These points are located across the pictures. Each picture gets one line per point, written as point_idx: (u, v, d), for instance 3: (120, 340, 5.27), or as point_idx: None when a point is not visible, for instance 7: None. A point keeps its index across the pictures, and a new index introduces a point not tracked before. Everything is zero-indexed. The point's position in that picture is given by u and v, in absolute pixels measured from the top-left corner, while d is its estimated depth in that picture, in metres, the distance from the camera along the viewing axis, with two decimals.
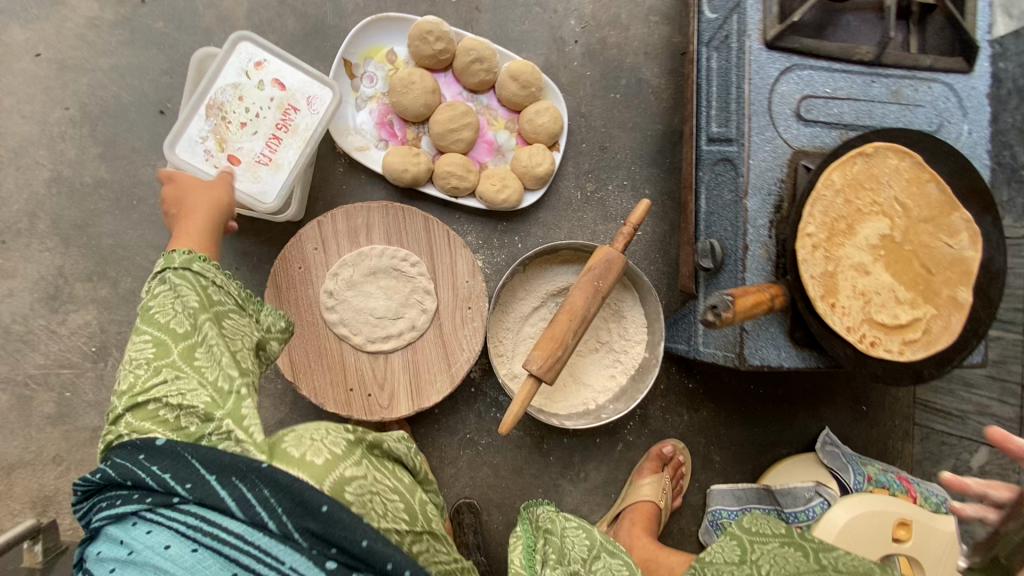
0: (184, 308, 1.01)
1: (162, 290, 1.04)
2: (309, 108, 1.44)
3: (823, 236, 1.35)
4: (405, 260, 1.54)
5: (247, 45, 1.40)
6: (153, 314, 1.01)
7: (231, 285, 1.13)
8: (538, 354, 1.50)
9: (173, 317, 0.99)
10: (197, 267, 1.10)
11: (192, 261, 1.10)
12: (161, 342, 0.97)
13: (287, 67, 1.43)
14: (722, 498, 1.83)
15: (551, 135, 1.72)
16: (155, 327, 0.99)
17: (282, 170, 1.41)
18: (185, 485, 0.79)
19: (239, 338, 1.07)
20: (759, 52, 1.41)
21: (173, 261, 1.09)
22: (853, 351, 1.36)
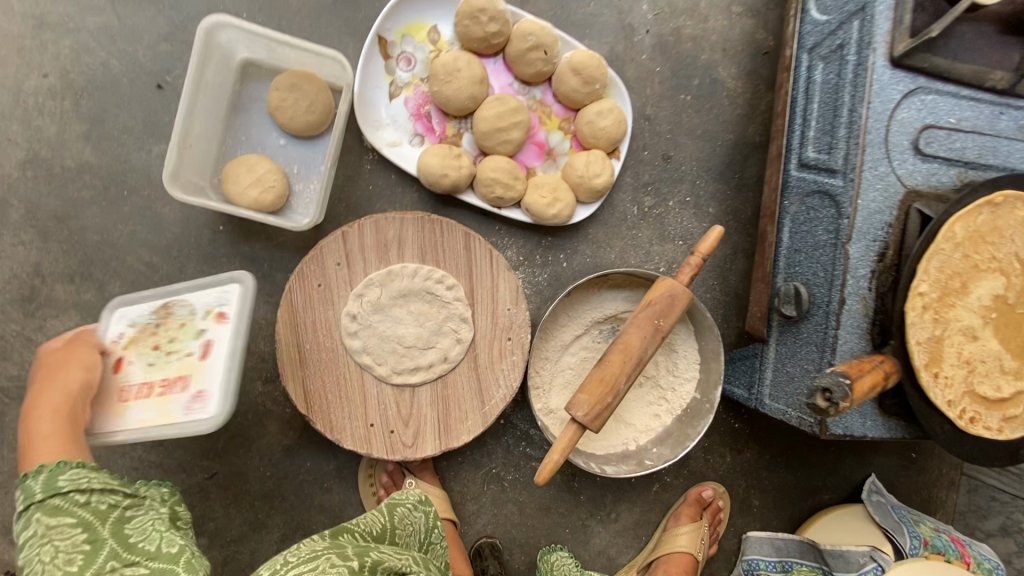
0: (60, 553, 0.87)
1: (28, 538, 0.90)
2: (193, 406, 1.14)
3: (935, 296, 1.17)
4: (441, 282, 1.34)
5: (230, 295, 1.19)
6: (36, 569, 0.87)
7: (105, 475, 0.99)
8: (584, 399, 1.32)
9: (52, 571, 0.86)
10: (64, 479, 0.95)
11: (54, 478, 0.95)
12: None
13: (225, 346, 1.17)
14: (760, 547, 1.69)
15: (612, 141, 1.49)
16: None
17: (121, 428, 1.13)
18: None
19: (145, 535, 0.93)
20: (883, 71, 1.18)
21: (33, 492, 0.94)
22: (954, 429, 1.21)
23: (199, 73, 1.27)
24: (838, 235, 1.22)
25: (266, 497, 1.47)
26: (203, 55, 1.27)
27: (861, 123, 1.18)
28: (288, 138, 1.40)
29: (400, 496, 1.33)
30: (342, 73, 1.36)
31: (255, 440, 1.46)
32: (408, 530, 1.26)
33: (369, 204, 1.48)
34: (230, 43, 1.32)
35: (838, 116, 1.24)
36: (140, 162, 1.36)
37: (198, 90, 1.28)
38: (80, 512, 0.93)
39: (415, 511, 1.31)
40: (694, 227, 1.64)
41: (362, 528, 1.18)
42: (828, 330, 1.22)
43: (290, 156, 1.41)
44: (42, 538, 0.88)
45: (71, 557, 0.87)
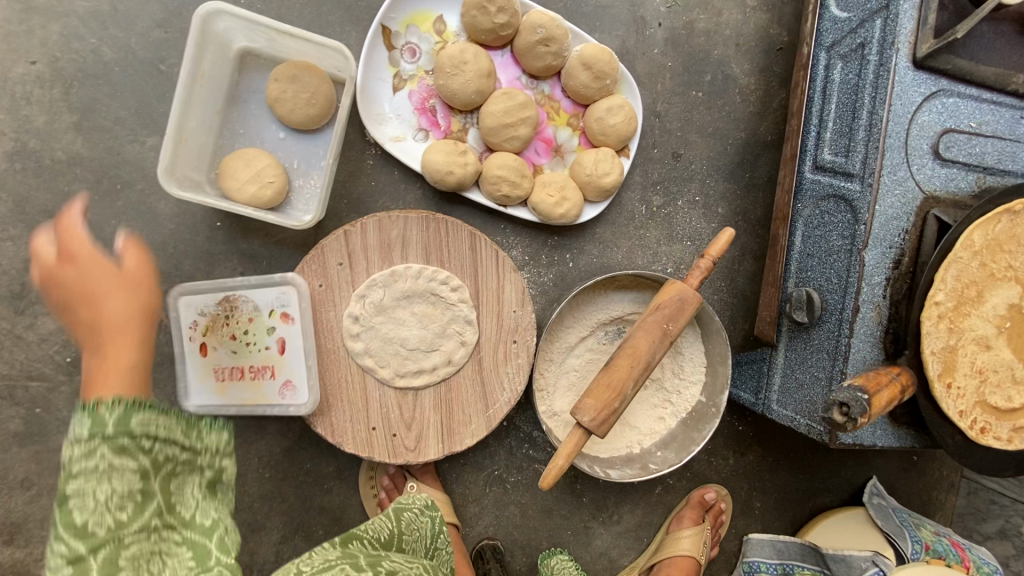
0: (119, 497, 0.73)
1: (84, 472, 0.71)
2: (279, 393, 1.24)
3: (950, 306, 1.14)
4: (445, 283, 1.30)
5: (292, 297, 1.23)
6: (71, 505, 0.71)
7: (185, 422, 0.82)
8: (590, 403, 1.30)
9: (99, 517, 0.72)
10: (138, 423, 0.75)
11: (132, 415, 0.75)
12: (81, 549, 0.71)
13: (299, 344, 1.23)
14: (761, 549, 1.68)
15: (621, 139, 1.45)
16: (73, 525, 0.70)
17: (219, 401, 1.26)
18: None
19: (193, 503, 0.83)
20: (906, 72, 1.14)
21: (105, 423, 0.74)
22: (964, 439, 1.19)
23: (196, 63, 1.22)
24: (853, 241, 1.19)
25: (265, 499, 1.44)
26: (200, 44, 1.22)
27: (881, 126, 1.14)
28: (288, 131, 1.36)
29: (406, 500, 1.32)
30: (344, 65, 1.31)
31: (254, 441, 1.43)
32: (415, 535, 1.25)
33: (371, 200, 1.43)
34: (227, 31, 1.27)
35: (857, 118, 1.21)
36: (134, 155, 1.32)
37: (195, 81, 1.23)
38: (148, 467, 0.77)
39: (421, 515, 1.31)
40: (703, 227, 1.61)
41: (371, 534, 1.18)
42: (840, 338, 1.20)
43: (290, 150, 1.36)
44: (104, 479, 0.72)
45: (130, 503, 0.74)
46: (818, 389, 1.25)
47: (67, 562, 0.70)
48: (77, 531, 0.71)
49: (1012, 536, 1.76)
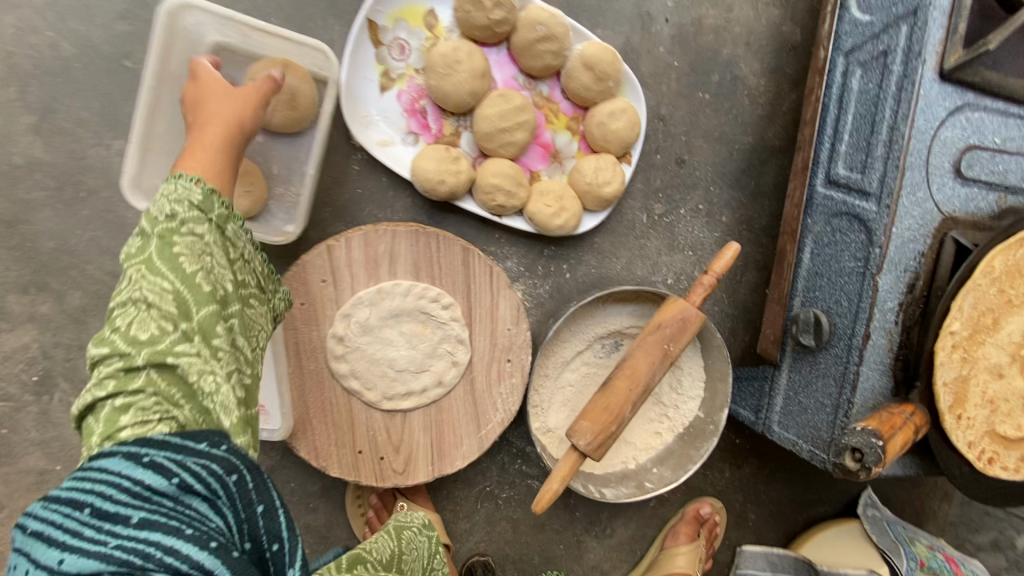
0: (217, 277, 0.90)
1: (194, 234, 0.89)
2: None
3: (965, 334, 1.09)
4: (435, 301, 1.23)
5: None
6: (179, 257, 0.87)
7: (258, 259, 1.03)
8: (586, 426, 1.25)
9: (205, 278, 0.88)
10: (232, 229, 0.95)
11: (229, 219, 0.95)
12: (186, 301, 0.86)
13: (272, 368, 1.18)
14: (754, 562, 1.66)
15: (624, 145, 1.37)
16: (181, 272, 0.86)
17: None
18: (215, 447, 0.75)
19: (255, 330, 0.99)
20: (931, 85, 1.06)
21: (211, 208, 0.92)
22: (971, 470, 1.15)
23: (162, 63, 1.10)
24: (867, 264, 1.13)
25: None
26: (165, 42, 1.10)
27: (903, 143, 1.07)
28: (267, 134, 1.24)
29: (404, 518, 1.25)
30: (327, 65, 1.21)
31: None
32: (415, 555, 1.17)
33: (356, 208, 1.35)
34: (198, 25, 1.15)
35: (876, 132, 1.14)
36: (98, 159, 1.21)
37: (162, 83, 1.12)
38: (238, 269, 0.95)
39: (420, 535, 1.23)
40: (705, 236, 1.54)
41: (373, 556, 1.07)
42: (849, 364, 1.15)
43: (271, 155, 1.26)
44: (209, 248, 0.90)
45: (225, 287, 0.91)
46: (823, 415, 1.21)
47: (176, 308, 0.85)
48: (182, 285, 0.86)
49: (1004, 547, 1.79)
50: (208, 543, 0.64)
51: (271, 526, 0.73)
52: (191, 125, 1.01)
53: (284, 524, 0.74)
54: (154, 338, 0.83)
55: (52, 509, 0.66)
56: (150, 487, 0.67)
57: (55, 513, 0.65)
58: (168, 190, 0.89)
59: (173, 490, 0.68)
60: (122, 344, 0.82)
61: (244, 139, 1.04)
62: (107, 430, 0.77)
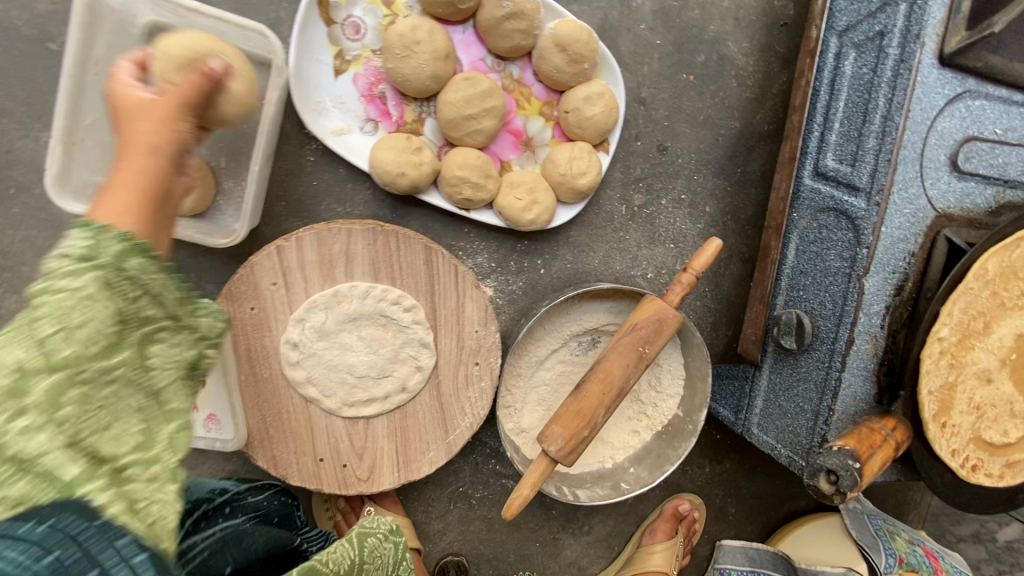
0: (83, 326, 0.63)
1: (69, 287, 0.64)
2: (206, 424, 1.16)
3: (954, 340, 1.03)
4: (396, 303, 1.16)
5: None
6: (38, 310, 0.62)
7: (169, 280, 0.75)
8: (558, 432, 1.20)
9: (63, 338, 0.61)
10: (134, 263, 0.70)
11: (132, 251, 0.70)
12: (28, 363, 0.59)
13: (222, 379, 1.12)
14: (733, 557, 1.65)
15: (600, 132, 1.28)
16: (30, 333, 0.60)
17: None
18: (45, 523, 0.54)
19: (164, 371, 0.71)
20: (930, 70, 0.97)
21: (100, 249, 0.68)
22: (954, 478, 1.11)
23: (85, 48, 1.00)
24: (853, 264, 1.06)
25: None
26: (88, 25, 1.00)
27: (896, 135, 0.99)
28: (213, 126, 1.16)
29: (369, 525, 1.16)
30: (271, 48, 1.09)
31: (193, 467, 1.32)
32: (377, 564, 1.09)
33: (313, 202, 1.27)
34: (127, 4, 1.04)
35: (868, 122, 1.05)
36: (26, 153, 1.12)
37: (86, 70, 1.02)
38: (130, 304, 0.68)
39: (385, 542, 1.14)
40: (688, 228, 1.45)
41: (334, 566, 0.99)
42: (830, 370, 1.09)
43: (217, 147, 1.18)
44: (79, 295, 0.64)
45: (95, 342, 0.63)
46: (803, 421, 1.16)
47: (8, 379, 0.58)
48: (32, 342, 0.60)
49: (985, 539, 1.77)
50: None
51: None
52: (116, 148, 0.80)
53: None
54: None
55: None
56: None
57: None
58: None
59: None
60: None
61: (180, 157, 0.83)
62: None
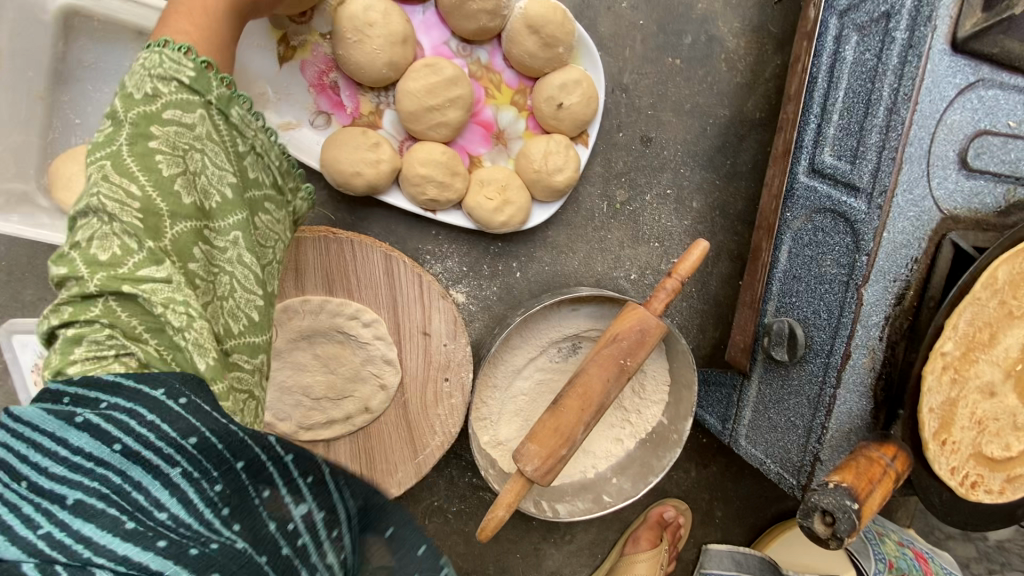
0: (200, 171, 0.72)
1: (181, 121, 0.70)
2: None
3: (957, 354, 0.95)
4: (355, 317, 1.06)
5: None
6: (156, 154, 0.68)
7: (274, 151, 0.84)
8: (533, 451, 1.11)
9: (186, 183, 0.70)
10: (237, 112, 0.76)
11: (233, 101, 0.76)
12: (156, 206, 0.67)
13: None
14: (720, 562, 1.60)
15: (578, 124, 1.16)
16: (154, 174, 0.68)
17: None
18: (176, 399, 0.58)
19: (272, 240, 0.84)
20: (941, 57, 0.87)
21: (206, 87, 0.73)
22: (953, 496, 1.04)
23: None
24: (851, 272, 0.97)
25: None
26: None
27: (902, 130, 0.89)
28: None
29: None
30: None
31: None
32: None
33: None
34: None
35: (871, 114, 0.95)
36: None
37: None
38: (248, 164, 0.79)
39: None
40: (674, 225, 1.35)
41: None
42: (824, 385, 1.01)
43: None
44: (198, 143, 0.72)
45: (209, 195, 0.73)
46: (794, 437, 1.08)
47: (141, 218, 0.66)
48: (160, 186, 0.68)
49: (975, 539, 1.73)
50: (160, 541, 0.48)
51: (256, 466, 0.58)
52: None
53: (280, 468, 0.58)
54: (115, 258, 0.65)
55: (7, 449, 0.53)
56: (101, 453, 0.52)
57: None
58: (149, 60, 0.70)
59: (154, 454, 0.53)
60: (79, 264, 0.65)
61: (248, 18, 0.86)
62: (57, 366, 0.64)
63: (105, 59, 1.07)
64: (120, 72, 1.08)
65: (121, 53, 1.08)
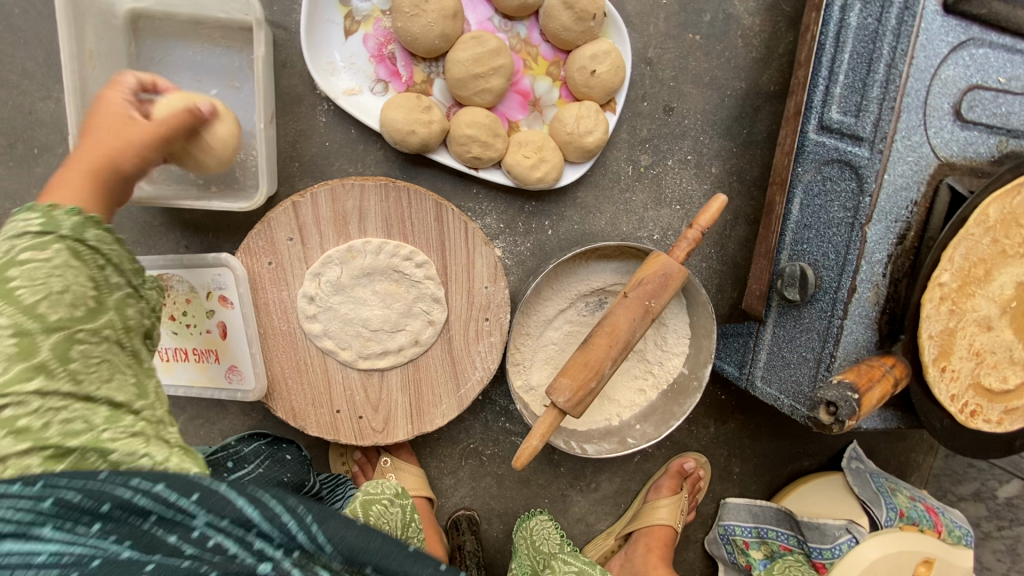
0: (65, 290, 0.76)
1: (36, 258, 0.76)
2: (226, 375, 1.21)
3: (955, 286, 1.03)
4: (409, 259, 1.20)
5: (227, 279, 1.15)
6: (16, 288, 0.74)
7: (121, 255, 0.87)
8: (565, 383, 1.21)
9: (52, 303, 0.74)
10: (93, 234, 0.83)
11: (86, 225, 0.83)
12: (26, 328, 0.72)
13: (240, 329, 1.17)
14: (737, 514, 1.70)
15: (607, 92, 1.29)
16: (16, 303, 0.73)
17: (166, 378, 1.24)
18: (32, 484, 0.61)
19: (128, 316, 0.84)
20: (934, 17, 0.99)
21: (58, 224, 0.81)
22: (953, 422, 1.12)
23: (77, 43, 1.08)
24: (856, 214, 1.08)
25: None
26: (74, 21, 1.07)
27: (900, 82, 1.00)
28: None
29: (375, 490, 1.19)
30: (248, 7, 1.14)
31: (215, 421, 1.39)
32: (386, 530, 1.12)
33: (326, 162, 1.31)
34: None
35: (872, 71, 1.06)
36: (47, 113, 1.27)
37: (83, 64, 1.09)
38: (108, 274, 0.83)
39: (391, 506, 1.18)
40: (694, 189, 1.47)
41: None
42: (833, 319, 1.11)
43: None
44: (55, 270, 0.76)
45: (81, 303, 0.77)
46: (806, 370, 1.18)
47: (15, 343, 0.71)
48: (20, 312, 0.73)
49: (986, 498, 1.77)
50: None
51: (139, 505, 0.62)
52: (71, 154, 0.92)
53: (159, 499, 0.62)
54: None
55: None
56: None
57: None
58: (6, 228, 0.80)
59: (17, 528, 0.58)
60: None
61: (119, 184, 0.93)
62: None
63: (172, 52, 1.21)
64: (187, 60, 1.22)
65: (184, 45, 1.21)
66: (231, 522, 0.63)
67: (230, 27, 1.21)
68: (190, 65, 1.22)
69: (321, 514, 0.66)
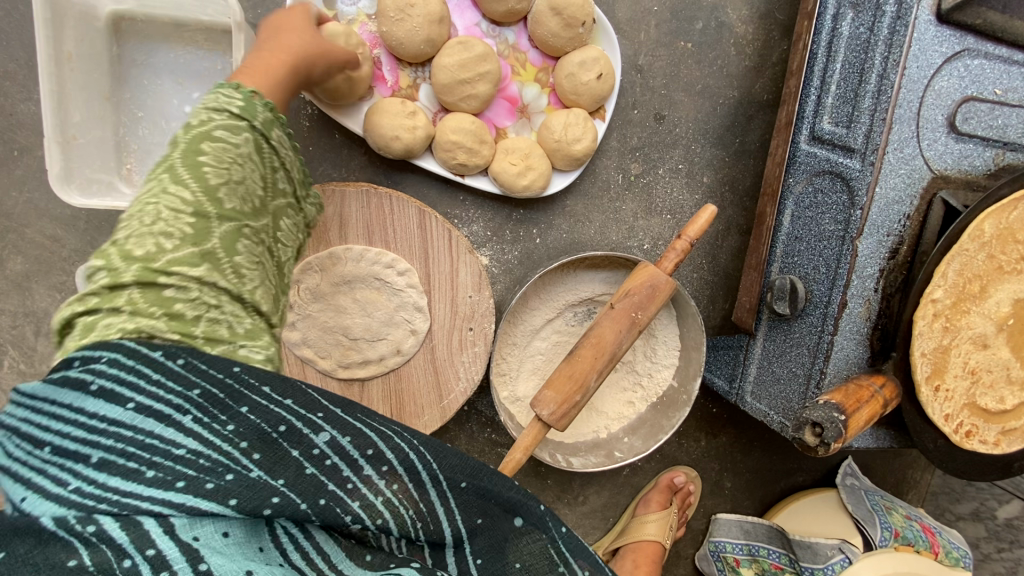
0: (244, 182, 0.75)
1: (229, 141, 0.75)
2: None
3: (948, 303, 0.99)
4: (390, 266, 1.18)
5: None
6: (205, 165, 0.72)
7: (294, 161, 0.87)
8: (549, 396, 1.18)
9: (230, 192, 0.73)
10: (277, 135, 0.82)
11: (275, 124, 0.82)
12: (206, 210, 0.70)
13: None
14: (728, 530, 1.67)
15: (596, 99, 1.27)
16: (202, 180, 0.71)
17: None
18: (174, 360, 0.59)
19: (283, 240, 0.84)
20: (927, 26, 0.96)
21: (254, 113, 0.79)
22: (947, 443, 1.07)
23: (56, 45, 1.07)
24: (846, 227, 1.04)
25: None
26: (52, 22, 1.06)
27: (891, 93, 0.97)
28: (193, 104, 1.22)
29: None
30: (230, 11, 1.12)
31: None
32: None
33: (309, 167, 1.30)
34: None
35: (864, 81, 1.04)
36: (28, 115, 1.27)
37: (62, 66, 1.09)
38: (275, 180, 0.81)
39: None
40: (685, 199, 1.45)
41: None
42: (823, 334, 1.08)
43: None
44: (242, 159, 0.75)
45: (249, 201, 0.76)
46: (795, 386, 1.15)
47: (192, 224, 0.68)
48: (203, 192, 0.70)
49: (985, 518, 1.72)
50: (179, 481, 0.54)
51: (271, 415, 0.63)
52: (260, 42, 0.91)
53: (291, 411, 0.64)
54: (151, 252, 0.65)
55: (59, 424, 0.56)
56: (149, 404, 0.57)
57: (72, 439, 0.55)
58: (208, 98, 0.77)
59: (164, 408, 0.57)
60: (114, 258, 0.64)
61: (306, 78, 0.96)
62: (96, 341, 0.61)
63: (154, 56, 1.20)
64: (167, 62, 1.20)
65: (166, 47, 1.20)
66: (349, 441, 0.66)
67: (213, 30, 1.20)
68: (172, 67, 1.21)
69: (434, 448, 0.71)
